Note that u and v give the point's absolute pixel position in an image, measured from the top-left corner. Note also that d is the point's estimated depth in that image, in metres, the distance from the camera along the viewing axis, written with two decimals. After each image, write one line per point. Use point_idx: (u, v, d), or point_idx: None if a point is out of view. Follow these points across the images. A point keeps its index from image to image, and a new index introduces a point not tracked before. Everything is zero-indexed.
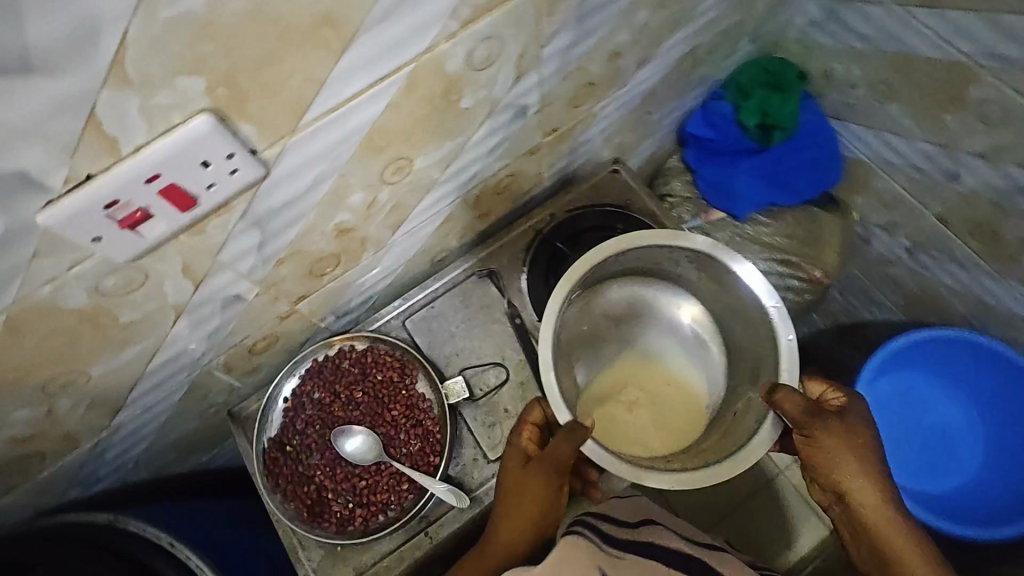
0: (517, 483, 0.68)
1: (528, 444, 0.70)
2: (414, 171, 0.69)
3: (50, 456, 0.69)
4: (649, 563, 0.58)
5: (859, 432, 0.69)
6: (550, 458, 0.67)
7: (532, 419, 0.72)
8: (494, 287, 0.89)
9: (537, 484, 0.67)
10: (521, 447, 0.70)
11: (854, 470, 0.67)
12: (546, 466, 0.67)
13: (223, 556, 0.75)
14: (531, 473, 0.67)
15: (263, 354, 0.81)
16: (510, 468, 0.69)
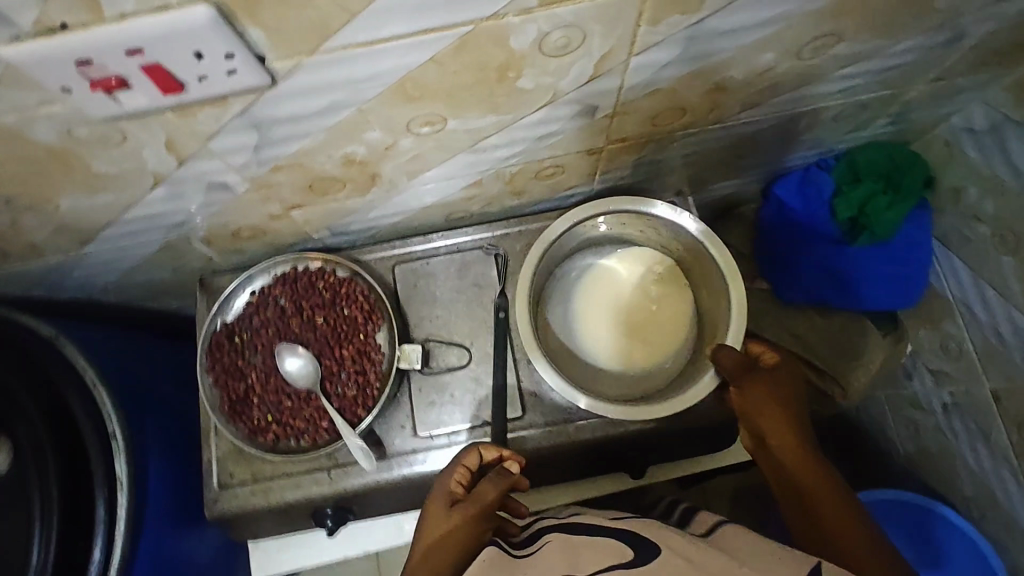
0: (439, 522, 0.62)
1: (455, 487, 0.67)
2: (446, 130, 0.62)
3: (14, 258, 0.70)
4: (575, 540, 0.58)
5: (783, 383, 0.67)
6: (479, 497, 0.64)
7: (466, 463, 0.69)
8: (495, 269, 0.84)
9: (463, 524, 0.62)
10: (447, 490, 0.66)
11: (768, 410, 0.65)
12: (475, 505, 0.63)
13: (140, 410, 0.76)
14: (457, 511, 0.62)
15: (248, 240, 0.80)
16: (431, 510, 0.64)
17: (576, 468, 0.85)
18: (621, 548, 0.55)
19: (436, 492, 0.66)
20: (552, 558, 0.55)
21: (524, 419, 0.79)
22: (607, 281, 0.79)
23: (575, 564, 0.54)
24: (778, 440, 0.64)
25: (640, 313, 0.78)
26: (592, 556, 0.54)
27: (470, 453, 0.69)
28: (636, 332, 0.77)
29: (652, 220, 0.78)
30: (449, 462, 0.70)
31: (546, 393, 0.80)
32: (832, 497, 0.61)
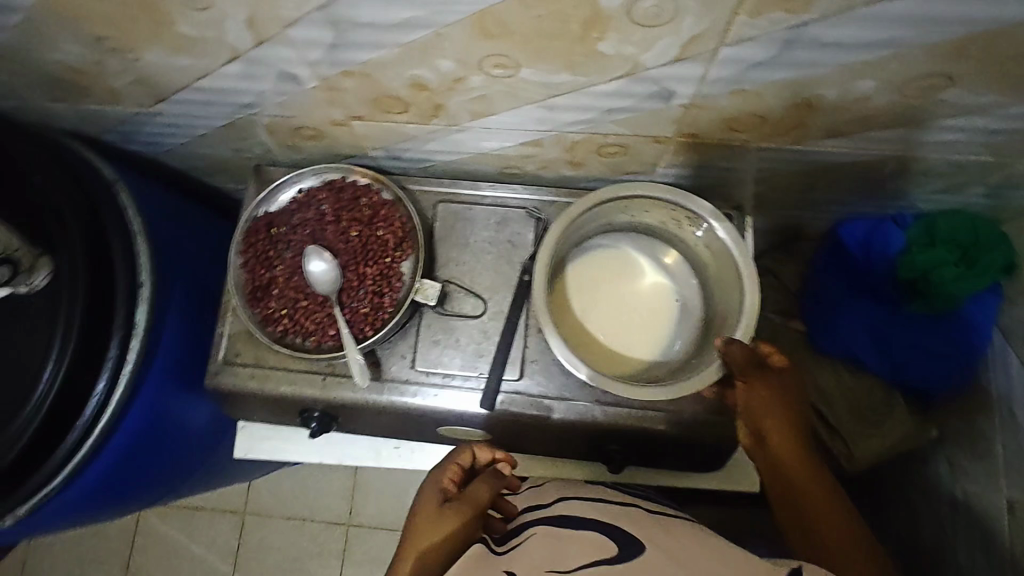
0: (430, 516, 0.66)
1: (447, 484, 0.71)
2: (517, 77, 0.62)
3: (95, 98, 0.75)
4: (560, 533, 0.59)
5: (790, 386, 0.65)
6: (471, 494, 0.69)
7: (459, 462, 0.74)
8: (534, 233, 0.84)
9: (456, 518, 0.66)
10: (439, 487, 0.71)
11: (772, 412, 0.63)
12: (467, 503, 0.68)
13: (170, 268, 0.81)
14: (450, 507, 0.67)
15: (307, 140, 0.82)
16: (424, 504, 0.69)
17: (557, 447, 0.85)
18: (604, 543, 0.56)
19: (428, 488, 0.71)
20: (539, 551, 0.56)
21: (520, 383, 0.80)
22: (614, 263, 0.76)
23: (560, 559, 0.54)
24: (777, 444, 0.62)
25: (647, 302, 0.76)
26: (574, 551, 0.55)
27: (462, 452, 0.74)
28: (636, 320, 0.75)
29: (681, 212, 0.71)
30: (442, 460, 0.75)
31: (548, 364, 0.80)
32: (824, 504, 0.60)
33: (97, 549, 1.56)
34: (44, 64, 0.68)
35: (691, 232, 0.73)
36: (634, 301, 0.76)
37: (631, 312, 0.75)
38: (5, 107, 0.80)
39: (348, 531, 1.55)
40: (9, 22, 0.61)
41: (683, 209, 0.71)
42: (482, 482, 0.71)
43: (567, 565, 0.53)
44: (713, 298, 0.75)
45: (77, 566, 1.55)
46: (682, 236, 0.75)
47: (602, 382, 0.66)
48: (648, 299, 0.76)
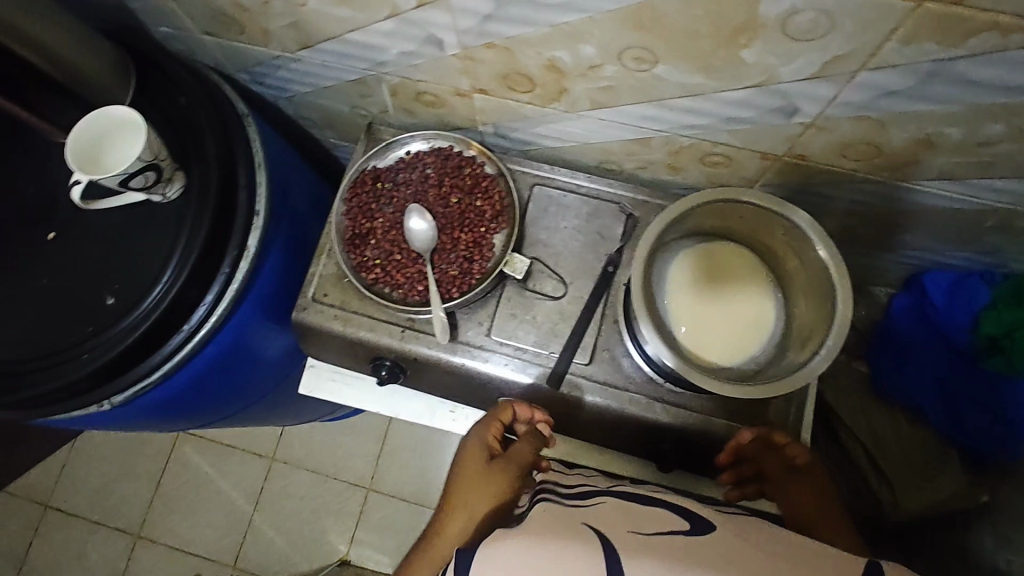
0: (478, 477, 0.78)
1: (491, 442, 0.80)
2: (651, 73, 0.65)
3: (245, 37, 0.81)
4: (635, 504, 0.63)
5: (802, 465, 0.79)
6: (509, 458, 0.79)
7: (500, 419, 0.81)
8: (622, 228, 0.87)
9: (500, 481, 0.77)
10: (483, 445, 0.80)
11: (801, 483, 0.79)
12: (507, 469, 0.78)
13: (281, 202, 0.86)
14: (491, 473, 0.78)
15: (425, 106, 0.87)
16: (470, 462, 0.79)
17: (609, 438, 0.87)
18: (675, 519, 0.61)
19: (473, 446, 0.80)
20: (616, 515, 0.61)
21: (588, 367, 0.82)
22: (694, 268, 0.77)
23: (636, 523, 0.59)
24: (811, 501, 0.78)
25: (717, 287, 0.77)
26: (649, 519, 0.60)
27: (505, 410, 0.81)
28: (731, 329, 0.75)
29: (777, 223, 0.72)
30: (487, 416, 0.82)
31: (617, 354, 0.83)
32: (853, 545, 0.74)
33: (133, 467, 1.63)
34: None
35: (784, 242, 0.74)
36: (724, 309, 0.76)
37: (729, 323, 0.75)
38: (159, 33, 0.87)
39: (367, 496, 1.58)
40: None
41: (779, 219, 0.71)
42: (523, 445, 0.79)
43: (648, 530, 0.58)
44: (796, 312, 0.76)
45: (112, 480, 1.62)
46: (772, 245, 0.76)
47: (697, 379, 0.68)
48: (737, 302, 0.77)
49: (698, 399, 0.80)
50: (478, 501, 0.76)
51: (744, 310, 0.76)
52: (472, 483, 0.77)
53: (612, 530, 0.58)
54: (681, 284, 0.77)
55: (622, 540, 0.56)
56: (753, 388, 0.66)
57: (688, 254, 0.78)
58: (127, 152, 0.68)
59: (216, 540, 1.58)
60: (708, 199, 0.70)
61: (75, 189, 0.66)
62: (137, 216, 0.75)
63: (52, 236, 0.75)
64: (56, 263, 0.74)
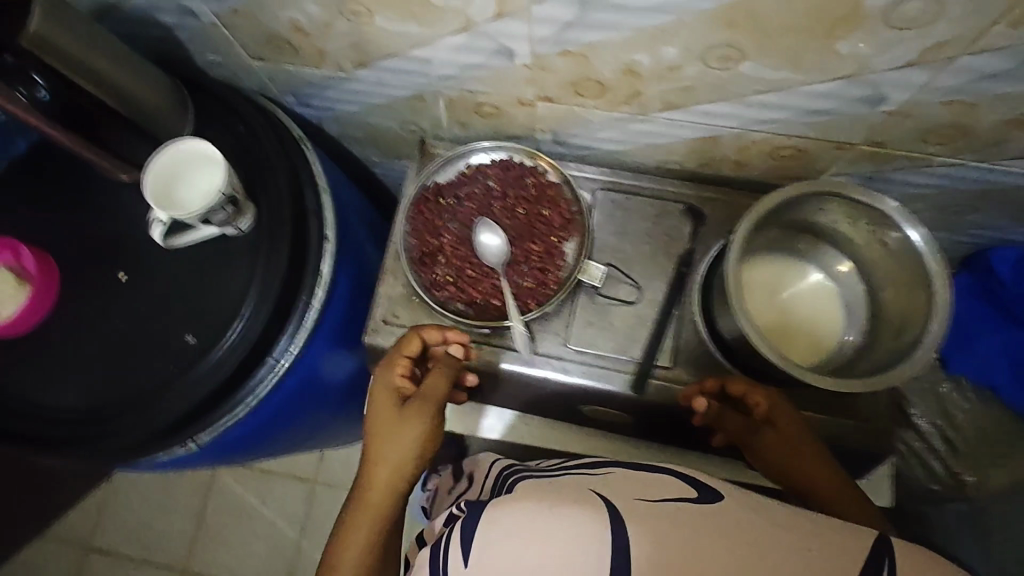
0: (390, 421, 0.75)
1: (399, 381, 0.78)
2: (734, 71, 0.64)
3: (299, 60, 0.79)
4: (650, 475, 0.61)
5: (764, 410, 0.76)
6: (424, 392, 0.77)
7: (408, 353, 0.79)
8: (689, 227, 0.86)
9: (415, 420, 0.75)
10: (394, 385, 0.78)
11: (788, 445, 0.75)
12: (422, 403, 0.76)
13: (345, 225, 0.85)
14: (407, 411, 0.75)
15: (482, 117, 0.85)
16: (381, 404, 0.77)
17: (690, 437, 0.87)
18: (687, 487, 0.58)
19: (383, 389, 0.78)
20: (628, 484, 0.59)
21: (670, 370, 0.83)
22: (768, 272, 0.79)
23: (646, 491, 0.57)
24: (806, 468, 0.74)
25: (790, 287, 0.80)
26: (657, 488, 0.58)
27: (410, 340, 0.79)
28: (811, 321, 0.79)
29: (858, 215, 0.72)
30: (391, 355, 0.79)
31: (697, 353, 0.83)
32: (861, 515, 0.69)
33: (172, 500, 1.60)
34: (271, 24, 0.72)
35: (866, 232, 0.73)
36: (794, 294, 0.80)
37: (805, 307, 0.80)
38: (205, 62, 0.85)
39: None
40: None
41: (863, 211, 0.71)
42: (436, 377, 0.78)
43: (654, 496, 0.56)
44: (882, 301, 0.76)
45: (150, 516, 1.59)
46: (851, 235, 0.76)
47: (799, 375, 0.67)
48: (806, 291, 0.80)
49: (782, 391, 0.80)
50: (398, 436, 0.74)
51: (815, 299, 0.80)
52: (386, 429, 0.75)
53: (622, 496, 0.56)
54: (761, 291, 0.79)
55: (627, 506, 0.54)
56: (859, 382, 0.65)
57: (763, 256, 0.80)
58: (208, 191, 0.67)
59: (264, 568, 1.55)
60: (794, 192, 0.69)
61: (155, 228, 0.67)
62: (211, 250, 0.74)
63: (123, 276, 0.74)
64: (130, 304, 0.73)
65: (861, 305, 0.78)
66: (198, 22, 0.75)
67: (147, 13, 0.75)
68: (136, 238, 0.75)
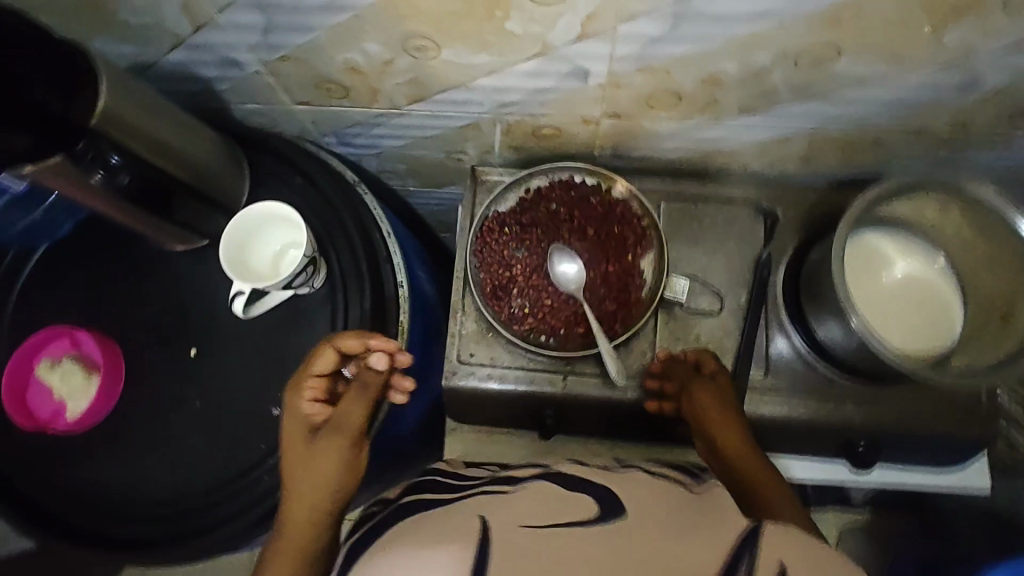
0: (300, 454, 0.62)
1: (312, 405, 0.64)
2: (827, 70, 0.62)
3: (348, 100, 0.75)
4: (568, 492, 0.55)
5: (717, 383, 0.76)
6: (338, 422, 0.63)
7: (317, 371, 0.64)
8: (763, 229, 0.84)
9: (329, 453, 0.62)
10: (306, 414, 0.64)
11: (724, 421, 0.74)
12: (338, 432, 0.63)
13: (411, 267, 0.81)
14: (322, 445, 0.63)
15: (539, 139, 0.82)
16: (292, 434, 0.63)
17: (785, 444, 0.85)
18: (591, 505, 0.53)
19: (296, 420, 0.64)
20: (526, 504, 0.54)
21: (766, 380, 0.81)
22: (867, 273, 0.75)
23: (534, 514, 0.52)
24: (738, 451, 0.71)
25: (891, 284, 0.76)
26: (563, 507, 0.53)
27: (323, 358, 0.63)
28: (920, 312, 0.75)
29: (954, 205, 0.71)
30: (298, 380, 0.64)
31: (791, 360, 0.81)
32: (792, 511, 0.64)
33: None
34: (325, 68, 0.68)
35: (961, 220, 0.72)
36: (896, 279, 0.76)
37: (912, 299, 0.75)
38: (242, 112, 0.80)
39: None
40: (323, 23, 0.60)
41: (962, 200, 0.70)
42: (354, 402, 0.64)
43: (547, 519, 0.51)
44: (977, 287, 0.75)
45: None
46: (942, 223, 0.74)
47: (923, 374, 0.66)
48: (906, 283, 0.76)
49: (880, 388, 0.79)
50: (315, 471, 0.62)
51: (917, 289, 0.76)
52: (298, 462, 0.62)
53: (507, 525, 0.51)
54: (867, 293, 0.74)
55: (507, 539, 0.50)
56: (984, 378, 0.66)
57: (860, 257, 0.76)
58: (291, 261, 0.67)
59: None
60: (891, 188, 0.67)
61: (236, 300, 0.64)
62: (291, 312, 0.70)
63: (195, 352, 0.69)
64: (208, 381, 0.69)
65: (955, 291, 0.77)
66: (243, 72, 0.70)
67: (187, 68, 0.70)
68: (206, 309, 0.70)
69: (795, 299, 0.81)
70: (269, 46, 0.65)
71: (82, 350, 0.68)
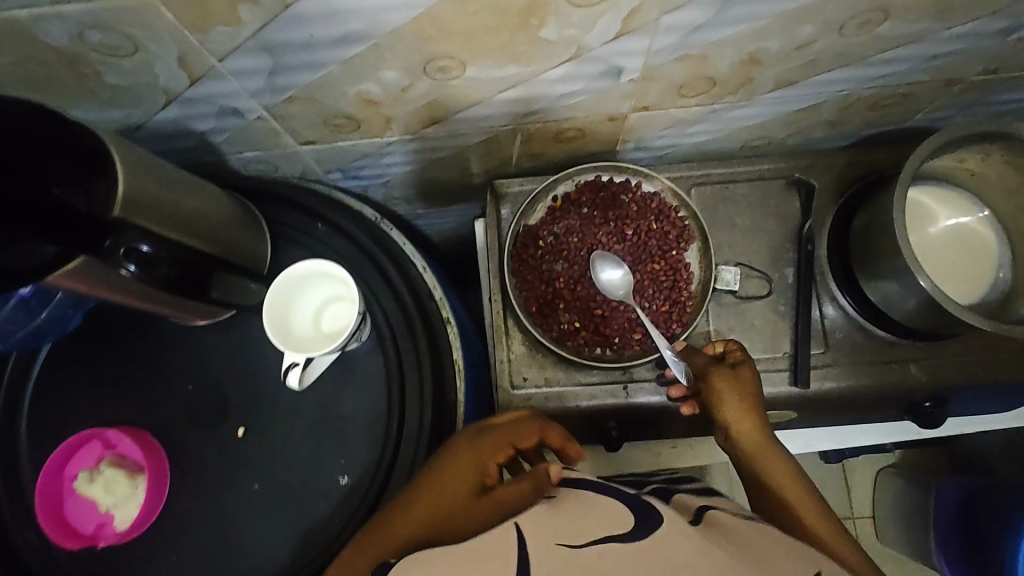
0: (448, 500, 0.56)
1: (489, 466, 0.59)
2: (870, 34, 0.59)
3: (358, 133, 0.69)
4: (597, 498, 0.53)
5: (744, 378, 0.69)
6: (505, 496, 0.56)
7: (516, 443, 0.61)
8: (798, 201, 0.82)
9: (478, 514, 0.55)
10: (482, 464, 0.59)
11: (744, 416, 0.68)
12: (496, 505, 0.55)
13: (451, 298, 0.76)
14: (480, 502, 0.56)
15: (561, 143, 0.78)
16: (450, 477, 0.58)
17: (849, 415, 0.84)
18: (627, 516, 0.49)
19: (467, 457, 0.59)
20: (556, 515, 0.49)
21: (826, 356, 0.79)
22: (924, 224, 0.76)
23: (573, 525, 0.47)
24: (758, 455, 0.66)
25: (947, 233, 0.76)
26: (599, 521, 0.48)
27: (527, 434, 0.62)
28: (977, 258, 0.75)
29: (996, 152, 0.70)
30: (498, 435, 0.61)
31: (848, 331, 0.79)
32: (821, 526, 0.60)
33: None
34: (336, 102, 0.62)
35: (1003, 166, 0.71)
36: (952, 227, 0.76)
37: (967, 246, 0.76)
38: (240, 160, 0.73)
39: None
40: (336, 58, 0.54)
41: (1004, 147, 0.68)
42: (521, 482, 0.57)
43: (586, 531, 0.46)
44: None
45: None
46: (982, 170, 0.73)
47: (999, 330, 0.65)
48: (963, 230, 0.76)
49: (939, 346, 0.78)
50: (459, 514, 0.56)
51: (973, 235, 0.76)
52: (430, 500, 0.56)
53: (548, 537, 0.46)
54: (926, 245, 0.75)
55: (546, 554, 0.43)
56: None
57: (916, 210, 0.76)
58: (332, 316, 0.63)
59: None
60: (938, 145, 0.66)
61: (291, 372, 0.59)
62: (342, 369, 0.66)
63: (243, 432, 0.63)
64: (262, 459, 0.63)
65: (1003, 238, 0.76)
66: (244, 120, 0.64)
67: (180, 124, 0.63)
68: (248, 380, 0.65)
69: (845, 268, 0.79)
70: (273, 89, 0.59)
71: (116, 453, 0.61)
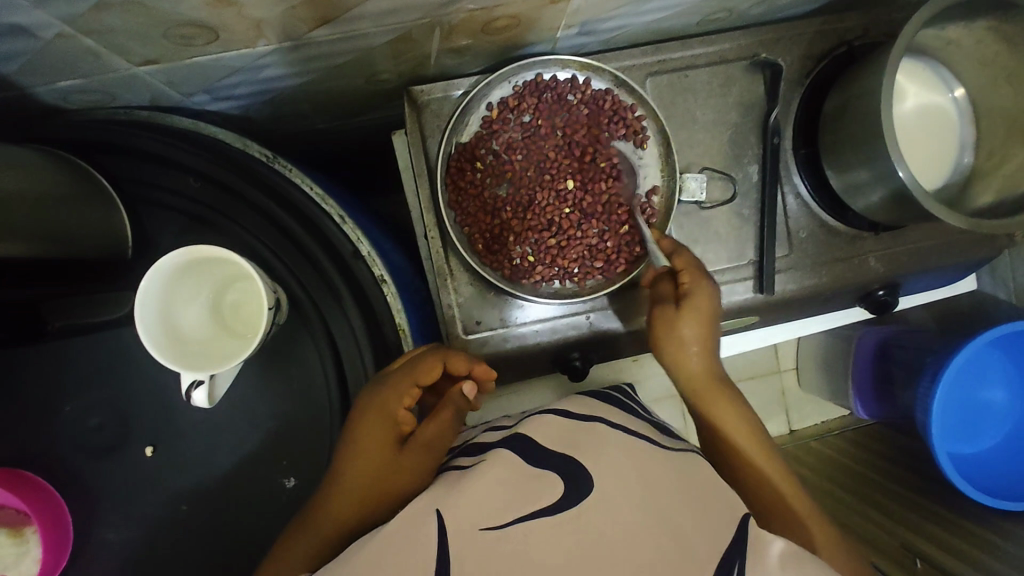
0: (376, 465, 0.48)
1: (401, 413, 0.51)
2: None
3: (216, 45, 0.50)
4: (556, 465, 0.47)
5: (692, 319, 0.60)
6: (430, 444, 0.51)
7: (420, 380, 0.52)
8: (763, 84, 0.72)
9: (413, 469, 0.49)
10: (393, 413, 0.51)
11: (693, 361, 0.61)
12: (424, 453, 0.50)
13: (380, 244, 0.63)
14: (410, 453, 0.49)
15: (489, 35, 0.62)
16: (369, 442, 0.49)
17: (806, 309, 0.82)
18: (556, 479, 0.43)
19: (376, 414, 0.50)
20: (485, 485, 0.43)
21: (789, 257, 0.74)
22: (899, 105, 0.71)
23: (498, 498, 0.42)
24: (709, 405, 0.61)
25: (922, 114, 0.71)
26: (533, 486, 0.43)
27: (430, 367, 0.52)
28: (949, 143, 0.71)
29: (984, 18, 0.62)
30: (397, 378, 0.51)
31: (810, 228, 0.75)
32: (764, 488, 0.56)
33: None
34: (171, 7, 0.43)
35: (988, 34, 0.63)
36: (930, 109, 0.71)
37: (942, 129, 0.71)
38: (55, 91, 0.53)
39: None
40: None
41: (995, 11, 0.60)
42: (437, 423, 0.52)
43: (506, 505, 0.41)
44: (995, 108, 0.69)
45: None
46: (964, 39, 0.66)
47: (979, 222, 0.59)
48: (941, 113, 0.71)
49: (896, 235, 0.76)
50: (394, 470, 0.48)
51: (948, 117, 0.71)
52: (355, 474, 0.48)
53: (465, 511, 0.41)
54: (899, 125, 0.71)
55: (476, 545, 0.39)
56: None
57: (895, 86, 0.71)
58: (234, 306, 0.52)
59: None
60: (930, 16, 0.56)
61: (195, 390, 0.47)
62: (266, 355, 0.55)
63: (153, 450, 0.54)
64: (185, 477, 0.54)
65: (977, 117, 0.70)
66: (37, 41, 0.44)
67: None
68: (153, 380, 0.54)
69: (812, 160, 0.72)
70: None
71: None
